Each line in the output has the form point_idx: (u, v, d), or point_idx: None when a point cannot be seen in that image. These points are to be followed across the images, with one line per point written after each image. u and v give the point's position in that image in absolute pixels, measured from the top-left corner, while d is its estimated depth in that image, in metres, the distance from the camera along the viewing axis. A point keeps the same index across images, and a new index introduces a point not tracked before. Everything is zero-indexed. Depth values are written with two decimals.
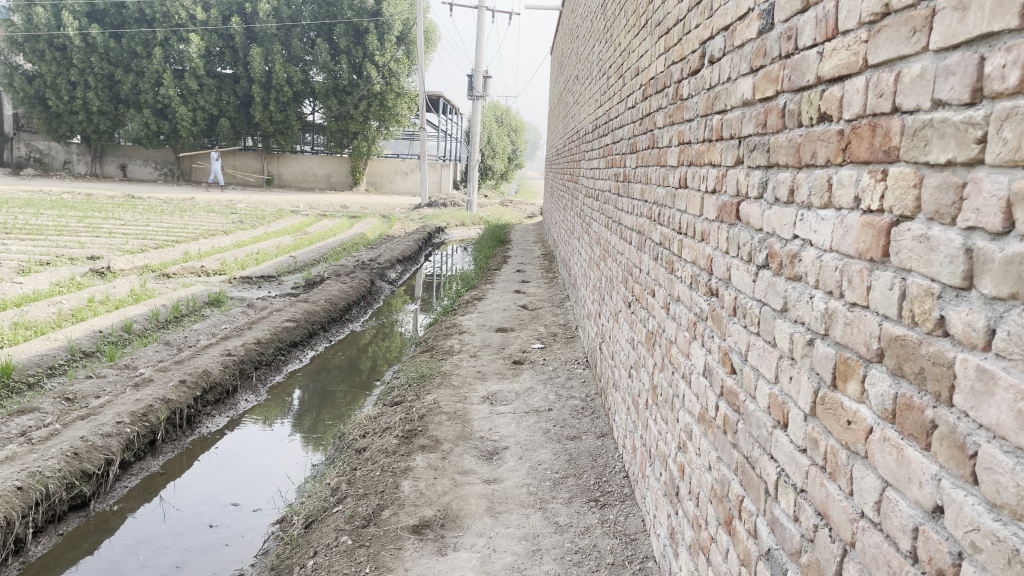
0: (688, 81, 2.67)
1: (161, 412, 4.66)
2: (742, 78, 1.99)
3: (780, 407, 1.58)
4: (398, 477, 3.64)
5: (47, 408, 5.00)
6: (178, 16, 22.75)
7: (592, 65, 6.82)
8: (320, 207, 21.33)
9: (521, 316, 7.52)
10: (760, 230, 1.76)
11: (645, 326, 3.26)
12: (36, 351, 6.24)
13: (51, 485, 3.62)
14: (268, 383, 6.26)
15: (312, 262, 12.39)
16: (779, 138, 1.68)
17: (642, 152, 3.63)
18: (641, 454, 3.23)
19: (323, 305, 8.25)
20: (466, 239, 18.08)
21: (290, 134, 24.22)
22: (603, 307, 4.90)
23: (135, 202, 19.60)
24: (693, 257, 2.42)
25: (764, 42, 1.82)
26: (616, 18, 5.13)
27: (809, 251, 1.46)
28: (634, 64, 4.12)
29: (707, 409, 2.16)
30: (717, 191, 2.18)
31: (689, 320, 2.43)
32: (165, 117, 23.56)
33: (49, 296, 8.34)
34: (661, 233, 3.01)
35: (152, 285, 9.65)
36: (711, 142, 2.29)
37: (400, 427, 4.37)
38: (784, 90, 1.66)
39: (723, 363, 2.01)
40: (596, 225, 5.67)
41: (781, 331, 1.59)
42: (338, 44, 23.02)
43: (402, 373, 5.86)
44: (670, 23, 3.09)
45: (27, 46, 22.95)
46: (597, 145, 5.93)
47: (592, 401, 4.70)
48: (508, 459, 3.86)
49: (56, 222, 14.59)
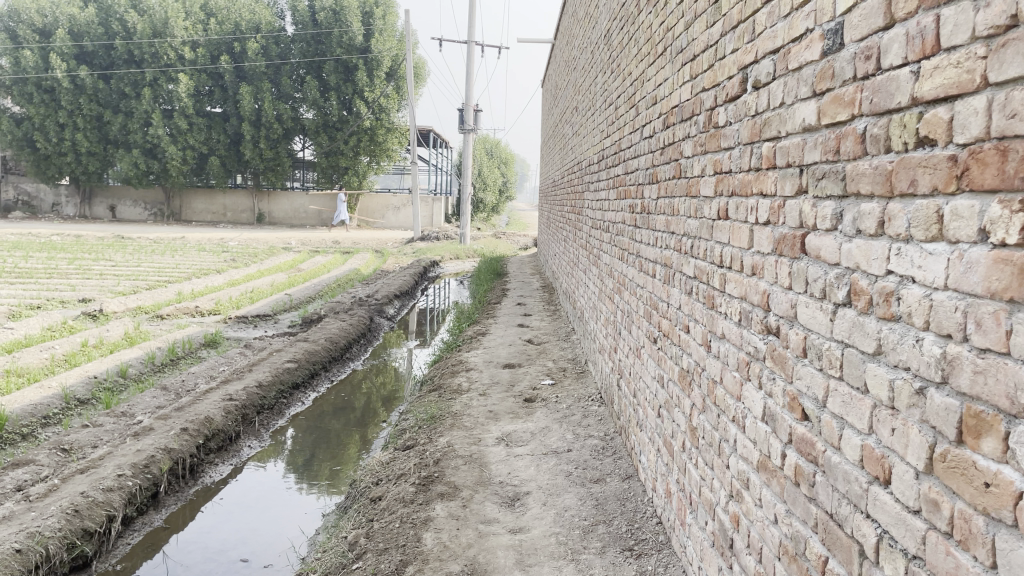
0: (725, 108, 2.55)
1: (163, 463, 4.46)
2: (801, 103, 1.86)
3: (877, 461, 1.44)
4: (419, 529, 3.46)
5: (42, 460, 4.79)
6: (167, 57, 22.82)
7: (595, 95, 6.71)
8: (312, 243, 21.15)
9: (528, 352, 7.34)
10: (838, 264, 1.62)
11: (678, 363, 3.11)
12: (29, 399, 6.02)
13: (51, 546, 3.39)
14: (270, 427, 6.03)
15: (308, 300, 12.19)
16: (859, 166, 1.55)
17: (665, 183, 3.50)
18: (678, 500, 3.06)
19: (323, 345, 8.04)
20: (460, 272, 17.95)
21: (281, 171, 24.09)
22: (619, 341, 4.75)
23: (125, 242, 19.37)
24: (742, 293, 2.28)
25: (830, 63, 1.70)
26: (623, 49, 5.05)
27: (912, 288, 1.33)
28: (649, 93, 4.01)
29: (769, 457, 2.01)
30: (771, 223, 2.05)
31: (740, 359, 2.29)
32: (155, 157, 23.47)
33: (41, 341, 8.13)
34: (695, 266, 2.87)
35: (146, 328, 9.41)
36: (759, 172, 2.16)
37: (415, 473, 4.18)
38: (863, 114, 1.54)
39: (791, 408, 1.87)
40: (607, 258, 5.53)
41: (873, 377, 1.45)
42: (329, 81, 23.10)
43: (410, 415, 5.66)
44: (697, 50, 2.98)
45: (15, 89, 22.94)
46: (605, 177, 5.80)
47: (613, 440, 4.52)
48: (532, 505, 3.67)
49: (46, 265, 14.36)
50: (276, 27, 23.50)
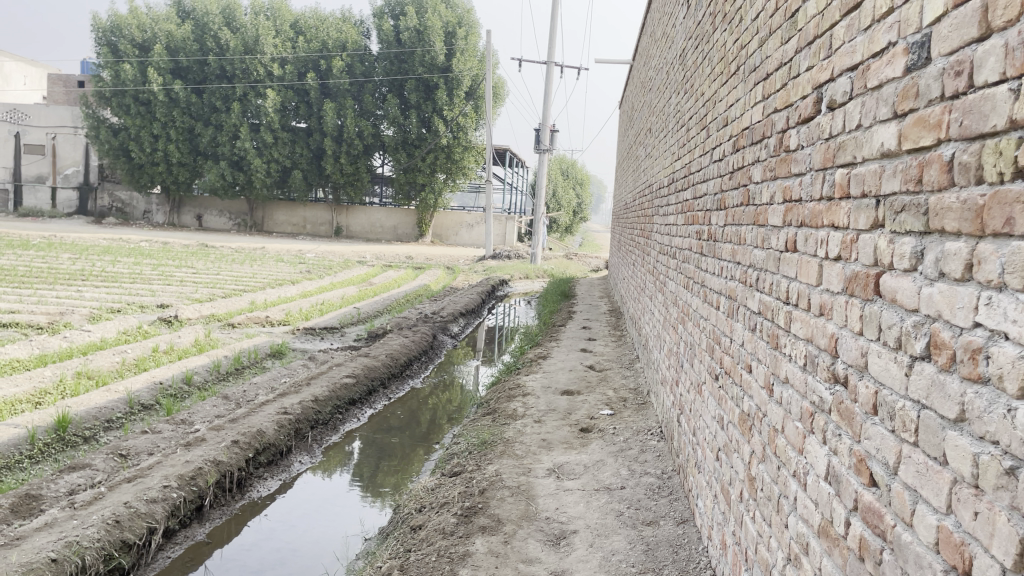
0: (797, 131, 2.34)
1: (210, 476, 4.43)
2: (880, 124, 1.65)
3: (955, 547, 1.21)
4: (456, 565, 3.31)
5: (98, 464, 4.86)
6: (256, 73, 23.69)
7: (668, 116, 6.50)
8: (385, 257, 21.40)
9: (588, 378, 7.11)
10: (916, 311, 1.40)
11: (739, 405, 2.88)
12: (95, 402, 6.15)
13: (88, 556, 3.37)
14: (323, 443, 5.96)
15: (376, 314, 12.24)
16: (944, 199, 1.33)
17: (733, 210, 3.29)
18: (733, 554, 2.82)
19: (383, 361, 7.98)
20: (529, 292, 17.81)
21: (360, 186, 24.55)
22: (681, 375, 4.51)
23: (208, 251, 19.95)
24: (809, 334, 2.05)
25: (913, 81, 1.49)
26: (697, 67, 4.85)
27: (1004, 347, 1.11)
28: (720, 114, 3.81)
29: (831, 523, 1.79)
30: (842, 259, 1.83)
31: (803, 409, 2.06)
32: (241, 169, 24.23)
33: (115, 344, 8.34)
34: (760, 301, 2.64)
35: (216, 335, 9.58)
36: (831, 201, 1.95)
37: (459, 502, 4.04)
38: (951, 138, 1.33)
39: (859, 471, 1.64)
40: (672, 285, 5.31)
41: (955, 449, 1.23)
42: (409, 99, 23.46)
43: (463, 439, 5.52)
44: (770, 68, 2.76)
45: (114, 100, 24.02)
46: (674, 200, 5.59)
47: (669, 479, 4.27)
48: (578, 546, 3.47)
49: (132, 270, 14.86)
50: (361, 46, 24.17)
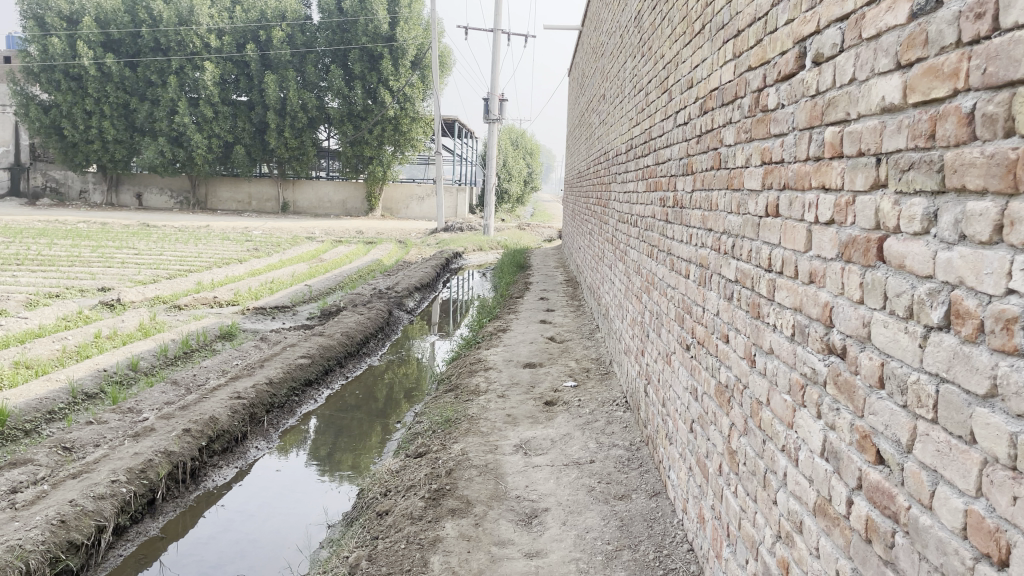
0: (777, 89, 2.21)
1: (161, 468, 4.22)
2: (879, 75, 1.53)
3: (988, 534, 1.12)
4: (426, 552, 3.19)
5: (41, 459, 4.59)
6: (192, 45, 22.78)
7: (624, 81, 6.36)
8: (335, 232, 20.95)
9: (550, 350, 7.02)
10: (930, 277, 1.30)
11: (715, 376, 2.79)
12: (35, 393, 5.82)
13: (32, 560, 3.15)
14: (280, 427, 5.76)
15: (328, 291, 11.96)
16: (964, 155, 1.22)
17: (701, 174, 3.18)
18: (713, 528, 2.74)
19: (339, 339, 7.75)
20: (484, 264, 17.65)
21: (306, 160, 23.99)
22: (647, 345, 4.43)
23: (150, 231, 19.23)
24: (797, 303, 1.95)
25: (920, 28, 1.37)
26: (655, 29, 4.70)
27: None
28: (684, 76, 3.69)
29: (830, 502, 1.70)
30: (836, 223, 1.72)
31: (792, 381, 1.97)
32: (180, 145, 23.40)
33: (54, 331, 7.96)
34: (737, 269, 2.54)
35: (162, 318, 9.23)
36: (821, 161, 1.83)
37: (426, 485, 3.92)
38: (971, 88, 1.21)
39: (862, 448, 1.55)
40: (634, 253, 5.21)
41: (989, 425, 1.12)
42: (353, 70, 22.90)
43: (424, 418, 5.38)
44: (742, 24, 2.63)
45: (43, 76, 22.98)
46: (634, 167, 5.48)
47: (639, 451, 4.20)
48: (551, 525, 3.37)
49: (70, 253, 14.21)
50: (302, 15, 23.36)
